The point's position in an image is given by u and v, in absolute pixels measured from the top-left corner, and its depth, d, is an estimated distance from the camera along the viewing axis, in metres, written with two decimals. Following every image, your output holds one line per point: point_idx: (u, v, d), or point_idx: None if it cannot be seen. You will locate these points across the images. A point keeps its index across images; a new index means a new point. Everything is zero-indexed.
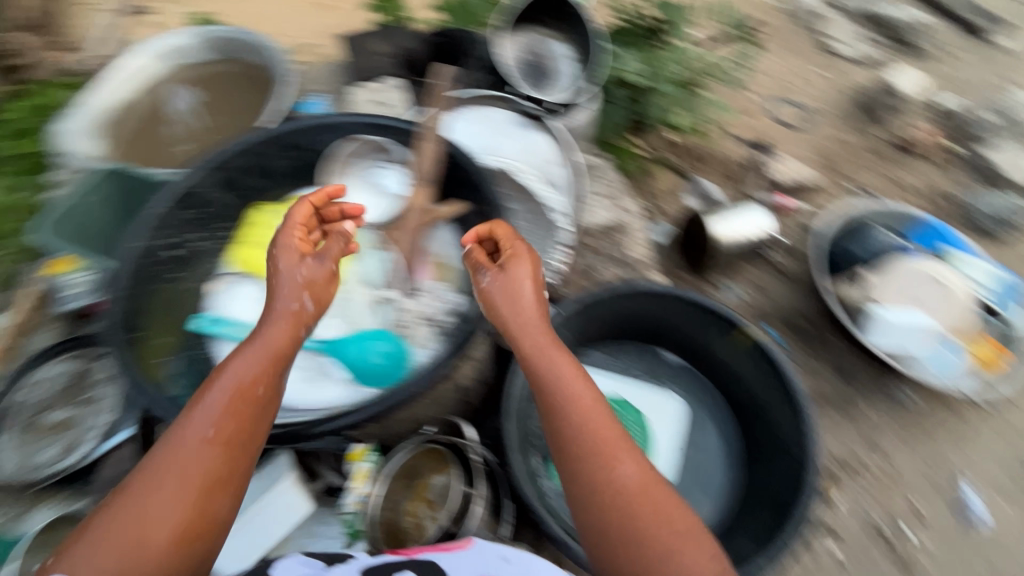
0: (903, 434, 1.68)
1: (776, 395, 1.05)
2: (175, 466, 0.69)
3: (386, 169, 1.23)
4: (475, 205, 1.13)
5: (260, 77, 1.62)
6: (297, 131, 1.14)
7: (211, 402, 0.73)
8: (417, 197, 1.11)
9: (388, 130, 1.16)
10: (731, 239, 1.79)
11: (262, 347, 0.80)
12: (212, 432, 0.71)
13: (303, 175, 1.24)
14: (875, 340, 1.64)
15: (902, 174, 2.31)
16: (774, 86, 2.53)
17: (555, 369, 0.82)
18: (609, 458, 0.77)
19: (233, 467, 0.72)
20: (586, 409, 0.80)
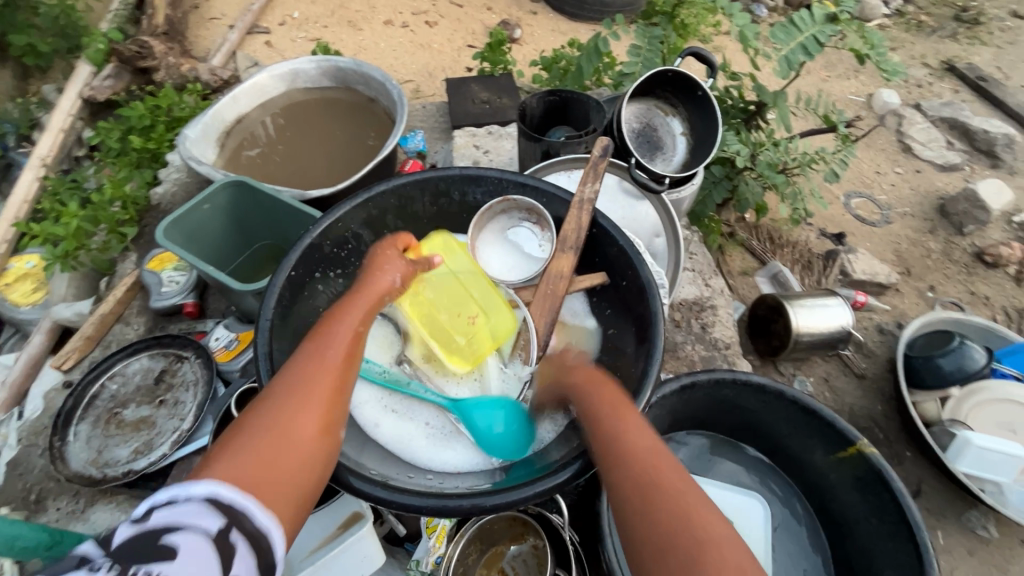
0: (976, 568, 1.58)
1: (887, 526, 0.93)
2: (276, 421, 0.57)
3: (528, 229, 0.99)
4: (615, 276, 0.90)
5: (373, 110, 1.67)
6: (451, 176, 0.95)
7: (317, 354, 0.64)
8: (559, 257, 0.89)
9: (543, 193, 0.95)
10: (811, 330, 1.72)
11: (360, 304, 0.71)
12: (317, 388, 0.61)
13: (444, 224, 1.03)
14: (958, 464, 1.55)
15: (984, 287, 2.23)
16: (853, 180, 2.54)
17: (622, 427, 0.64)
18: (682, 531, 0.52)
19: (336, 424, 0.61)
20: (652, 472, 0.58)
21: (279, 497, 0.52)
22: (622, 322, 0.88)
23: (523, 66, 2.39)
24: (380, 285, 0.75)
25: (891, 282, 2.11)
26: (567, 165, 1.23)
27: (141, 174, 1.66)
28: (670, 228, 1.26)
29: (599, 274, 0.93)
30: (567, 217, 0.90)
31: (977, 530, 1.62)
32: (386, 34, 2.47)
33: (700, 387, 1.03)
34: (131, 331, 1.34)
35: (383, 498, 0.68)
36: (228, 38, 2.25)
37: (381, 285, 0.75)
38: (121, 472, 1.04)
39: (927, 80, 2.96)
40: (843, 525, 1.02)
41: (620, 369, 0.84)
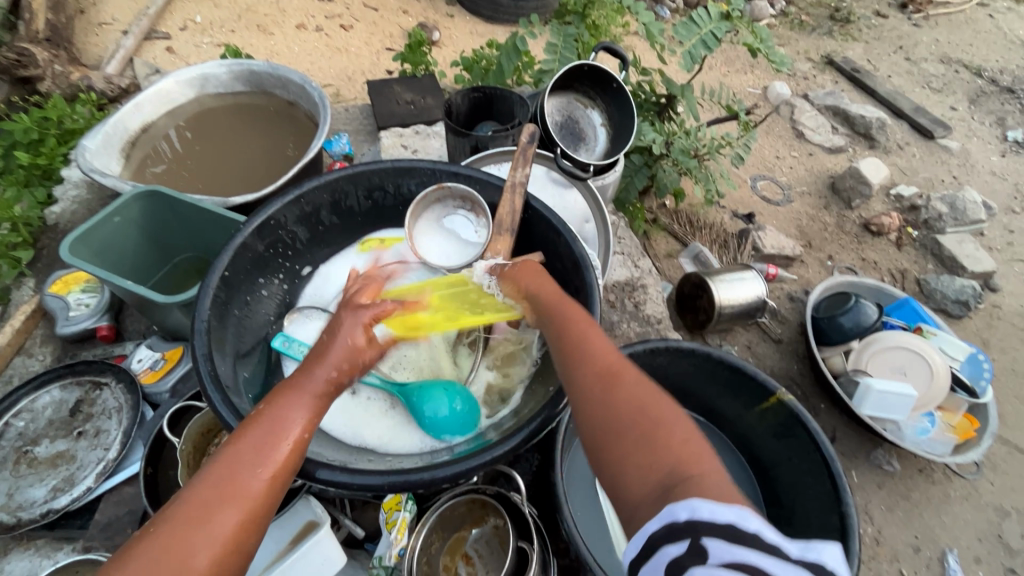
0: (885, 498, 1.78)
1: (808, 462, 1.03)
2: (174, 549, 0.51)
3: (464, 215, 1.01)
4: (550, 255, 0.95)
5: (292, 113, 1.63)
6: (384, 168, 0.95)
7: (236, 472, 0.57)
8: (496, 242, 0.92)
9: (475, 181, 0.98)
10: (731, 302, 1.87)
11: (300, 406, 0.64)
12: (228, 510, 0.55)
13: (381, 219, 1.03)
14: (865, 409, 1.74)
15: (873, 254, 2.51)
16: (756, 166, 2.77)
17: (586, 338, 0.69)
18: (644, 411, 0.59)
19: (243, 553, 0.55)
20: (616, 372, 0.64)
21: None
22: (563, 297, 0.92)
23: (444, 68, 2.41)
24: (322, 379, 0.67)
25: (796, 254, 2.32)
26: (497, 158, 1.26)
27: (32, 194, 1.51)
28: (598, 214, 1.33)
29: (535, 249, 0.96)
30: (501, 202, 0.93)
31: (883, 465, 1.83)
32: (299, 38, 2.40)
33: (637, 358, 1.10)
34: (36, 363, 1.23)
35: (344, 482, 0.67)
36: (122, 44, 2.09)
37: (325, 381, 0.67)
38: (39, 513, 0.96)
39: (811, 73, 3.28)
40: (770, 467, 1.13)
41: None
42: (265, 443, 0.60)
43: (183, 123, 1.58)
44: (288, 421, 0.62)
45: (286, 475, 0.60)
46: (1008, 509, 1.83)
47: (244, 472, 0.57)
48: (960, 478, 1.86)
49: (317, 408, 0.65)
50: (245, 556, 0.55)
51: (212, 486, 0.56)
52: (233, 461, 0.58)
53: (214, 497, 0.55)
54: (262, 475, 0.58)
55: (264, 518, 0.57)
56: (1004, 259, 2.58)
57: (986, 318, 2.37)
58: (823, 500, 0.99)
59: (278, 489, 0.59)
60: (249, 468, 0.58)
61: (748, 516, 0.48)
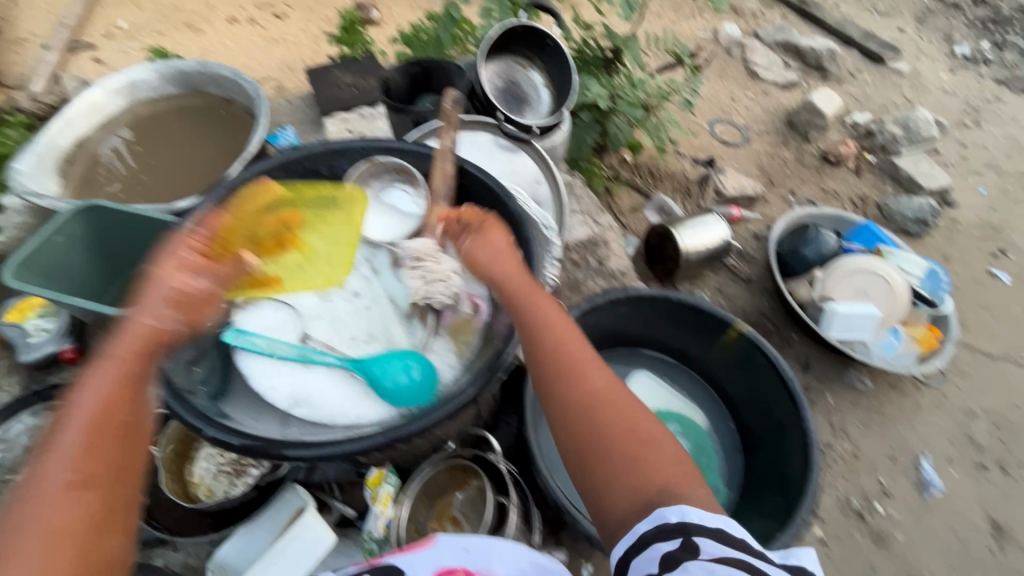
0: (861, 415, 1.86)
1: (769, 385, 1.07)
2: (11, 531, 0.55)
3: (400, 189, 1.02)
4: (488, 213, 0.97)
5: (230, 110, 1.58)
6: (317, 152, 0.96)
7: (45, 479, 0.57)
8: (434, 212, 0.94)
9: (409, 153, 1.00)
10: (696, 248, 1.90)
11: (104, 373, 0.64)
12: (57, 504, 0.57)
13: None
14: (831, 331, 1.82)
15: (834, 184, 2.56)
16: (713, 110, 2.76)
17: (541, 328, 0.80)
18: (585, 410, 0.75)
19: (101, 548, 0.59)
20: (572, 357, 0.79)
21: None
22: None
23: (386, 47, 2.35)
24: (130, 342, 0.66)
25: (758, 193, 2.35)
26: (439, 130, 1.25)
27: None
28: (549, 175, 1.33)
29: (473, 205, 0.98)
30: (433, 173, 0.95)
31: (857, 385, 1.91)
32: (233, 32, 2.32)
33: (599, 310, 1.12)
34: (4, 394, 1.22)
35: (319, 454, 0.73)
36: (46, 60, 2.01)
37: (127, 360, 0.65)
38: None
39: (760, 10, 3.26)
40: (739, 396, 1.17)
41: None
42: (72, 413, 0.61)
43: (118, 134, 1.53)
44: (81, 411, 0.61)
45: (110, 430, 0.62)
46: (976, 410, 1.94)
47: (51, 471, 0.58)
48: (928, 387, 1.95)
49: (131, 365, 0.65)
50: (109, 556, 0.59)
51: (33, 469, 0.58)
52: (46, 442, 0.59)
53: (33, 476, 0.57)
54: (63, 467, 0.58)
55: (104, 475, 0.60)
56: (961, 172, 2.64)
57: (946, 232, 2.44)
58: (787, 421, 1.04)
59: (100, 487, 0.60)
60: (55, 443, 0.59)
61: (697, 514, 0.65)
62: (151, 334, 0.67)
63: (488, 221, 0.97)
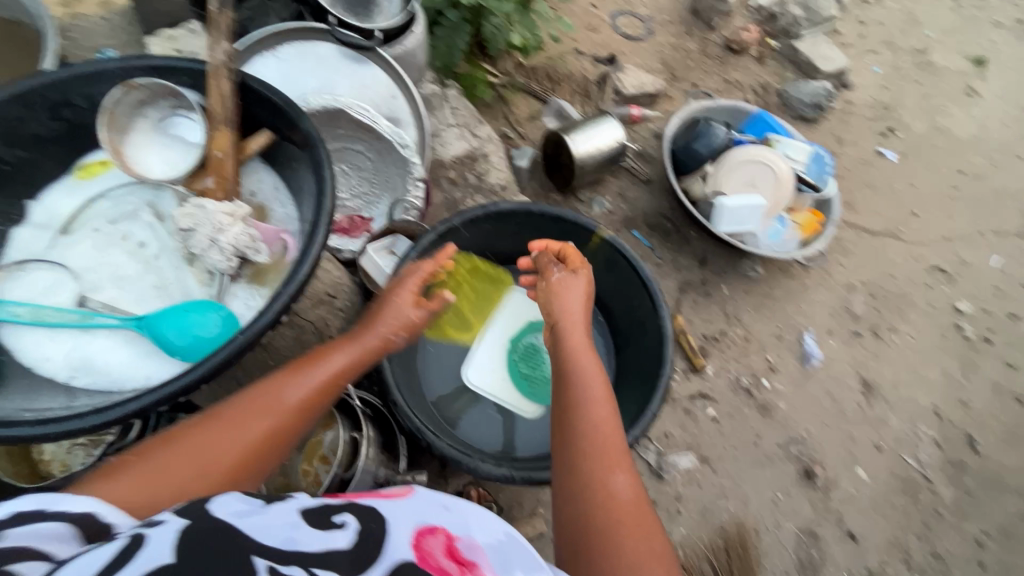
0: (752, 301, 1.97)
1: (629, 283, 1.10)
2: (201, 442, 0.66)
3: (184, 118, 1.00)
4: (281, 131, 0.95)
5: (17, 33, 1.32)
6: (58, 80, 0.86)
7: (258, 411, 0.72)
8: (217, 137, 0.91)
9: (176, 71, 0.93)
10: (589, 153, 1.85)
11: (344, 355, 0.84)
12: (232, 439, 0.68)
13: (88, 137, 0.96)
14: (720, 226, 1.84)
15: (736, 74, 2.51)
16: (614, 0, 2.59)
17: (582, 367, 0.88)
18: (594, 443, 0.79)
19: (242, 475, 0.68)
20: (593, 392, 0.85)
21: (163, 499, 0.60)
22: (298, 167, 0.95)
23: None
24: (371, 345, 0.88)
25: (657, 89, 2.28)
26: (262, 48, 1.12)
27: None
28: (404, 88, 1.22)
29: (265, 131, 0.97)
30: (210, 89, 0.89)
31: (749, 273, 2.00)
32: None
33: (456, 232, 1.12)
34: None
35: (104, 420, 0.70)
36: None
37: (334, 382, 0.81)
38: None
39: None
40: (609, 300, 1.19)
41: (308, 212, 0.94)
42: (277, 388, 0.75)
43: None
44: (288, 393, 0.76)
45: (294, 416, 0.74)
46: (856, 284, 2.09)
47: (272, 402, 0.74)
48: (814, 268, 2.07)
49: (330, 378, 0.81)
50: (244, 485, 0.67)
51: (254, 397, 0.73)
52: (271, 384, 0.75)
53: (254, 406, 0.72)
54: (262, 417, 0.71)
55: (257, 451, 0.70)
56: (859, 51, 2.64)
57: (842, 114, 2.47)
58: (647, 320, 1.08)
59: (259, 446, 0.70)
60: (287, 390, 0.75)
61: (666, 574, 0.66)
62: (344, 369, 0.83)
63: (280, 140, 0.96)
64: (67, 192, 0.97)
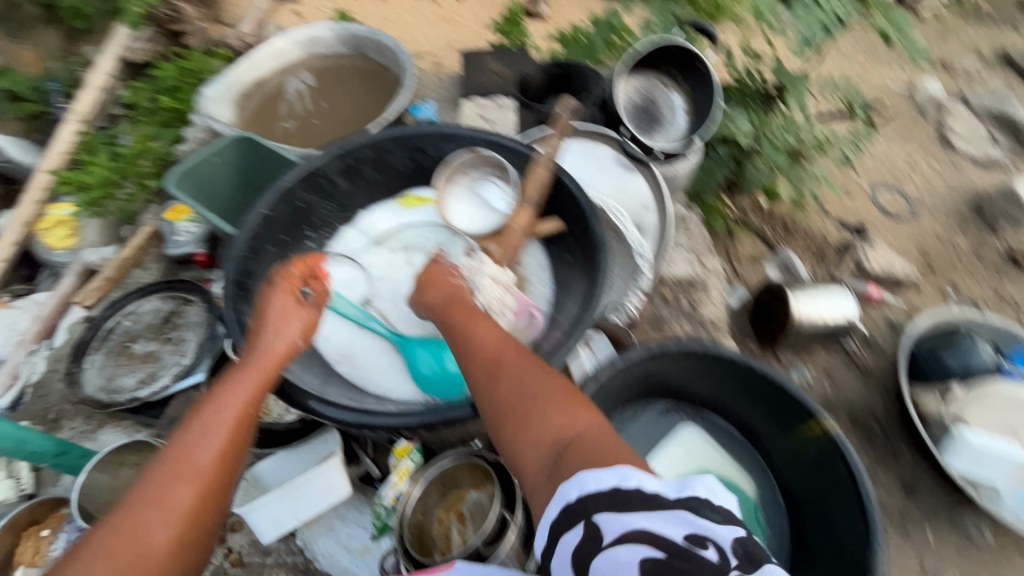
0: (963, 569, 1.55)
1: (842, 496, 0.94)
2: (133, 525, 0.61)
3: (497, 185, 1.03)
4: (571, 227, 0.98)
5: (382, 76, 1.71)
6: (426, 132, 1.00)
7: (185, 445, 0.68)
8: (520, 215, 0.94)
9: (511, 151, 1.00)
10: (810, 319, 1.70)
11: (244, 379, 0.74)
12: (167, 492, 0.63)
13: (422, 177, 1.08)
14: (950, 460, 1.54)
15: (1014, 290, 2.12)
16: (880, 173, 2.43)
17: (479, 343, 0.79)
18: (540, 405, 0.70)
19: (207, 497, 0.66)
20: (500, 365, 0.76)
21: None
22: (574, 264, 0.97)
23: (542, 42, 2.39)
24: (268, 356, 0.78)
25: (907, 277, 2.03)
26: (559, 135, 1.26)
27: (167, 133, 1.76)
28: (661, 204, 1.26)
29: (557, 221, 0.99)
30: (530, 173, 0.95)
31: (970, 532, 1.59)
32: (412, 6, 2.51)
33: (669, 356, 1.05)
34: (148, 276, 1.45)
35: (366, 423, 0.83)
36: (259, 6, 2.32)
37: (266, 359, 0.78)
38: (125, 399, 1.14)
39: (977, 71, 2.79)
40: (804, 500, 1.04)
41: (569, 310, 0.93)
42: (208, 423, 0.69)
43: (289, 78, 1.72)
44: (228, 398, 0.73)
45: (234, 445, 0.70)
46: None
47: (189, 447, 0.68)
48: None
49: (264, 380, 0.76)
50: (210, 501, 0.66)
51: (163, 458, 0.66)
52: (185, 435, 0.68)
53: (168, 466, 0.65)
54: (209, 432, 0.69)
55: (215, 492, 0.66)
56: None
57: None
58: (853, 547, 0.91)
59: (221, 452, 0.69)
60: (199, 447, 0.67)
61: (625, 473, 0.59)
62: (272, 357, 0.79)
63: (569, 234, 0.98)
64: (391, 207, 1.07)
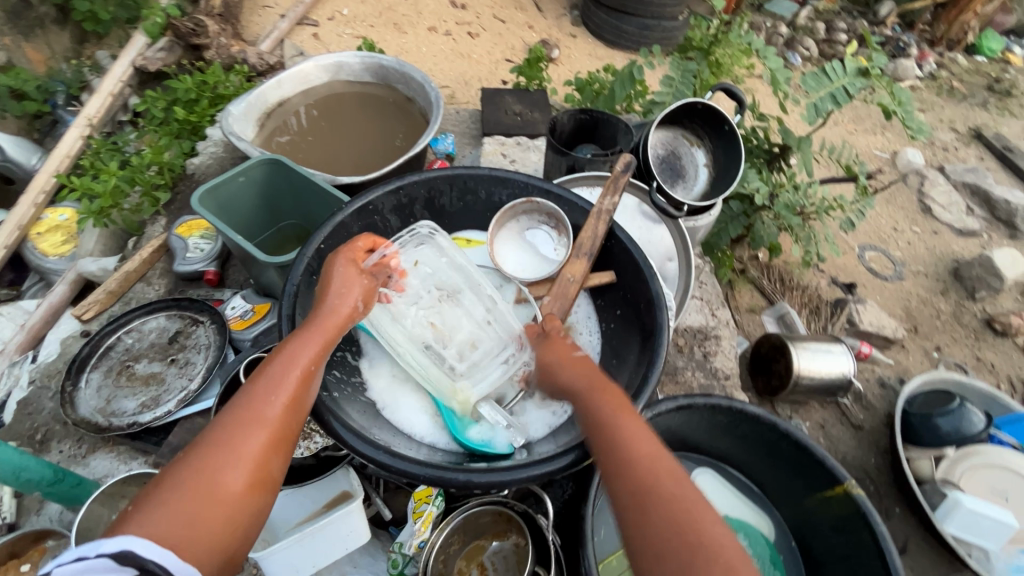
0: None
1: (867, 563, 0.94)
2: (202, 469, 0.57)
3: (546, 232, 1.02)
4: (623, 280, 0.96)
5: (407, 109, 1.74)
6: (480, 174, 1.00)
7: (257, 399, 0.63)
8: (573, 265, 0.92)
9: (565, 201, 1.00)
10: (812, 374, 1.72)
11: (310, 340, 0.70)
12: (240, 440, 0.60)
13: (469, 219, 1.07)
14: (948, 524, 1.54)
15: (993, 355, 2.20)
16: (868, 234, 2.54)
17: (621, 429, 0.66)
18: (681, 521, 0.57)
19: (270, 470, 0.61)
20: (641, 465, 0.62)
21: (205, 534, 0.54)
22: (626, 322, 0.94)
23: (557, 86, 2.46)
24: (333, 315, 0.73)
25: (897, 337, 2.10)
26: (591, 181, 1.27)
27: (180, 145, 1.73)
28: (683, 254, 1.29)
29: (609, 273, 0.97)
30: (585, 225, 0.95)
31: None
32: (428, 39, 2.56)
33: (696, 410, 1.05)
34: (151, 291, 1.39)
35: (386, 463, 0.71)
36: (278, 26, 2.33)
37: (337, 319, 0.74)
38: (127, 423, 1.07)
39: (953, 145, 2.97)
40: (823, 563, 1.04)
41: (624, 367, 0.89)
42: (279, 375, 0.66)
43: (313, 103, 1.73)
44: (299, 357, 0.68)
45: (302, 399, 0.66)
46: None
47: (258, 402, 0.63)
48: None
49: (330, 340, 0.72)
50: (274, 472, 0.62)
51: (230, 411, 0.62)
52: (254, 389, 0.64)
53: (236, 418, 0.62)
54: (279, 400, 0.64)
55: (284, 439, 0.64)
56: None
57: None
58: None
59: (293, 414, 0.65)
60: (266, 397, 0.64)
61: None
62: (346, 316, 0.75)
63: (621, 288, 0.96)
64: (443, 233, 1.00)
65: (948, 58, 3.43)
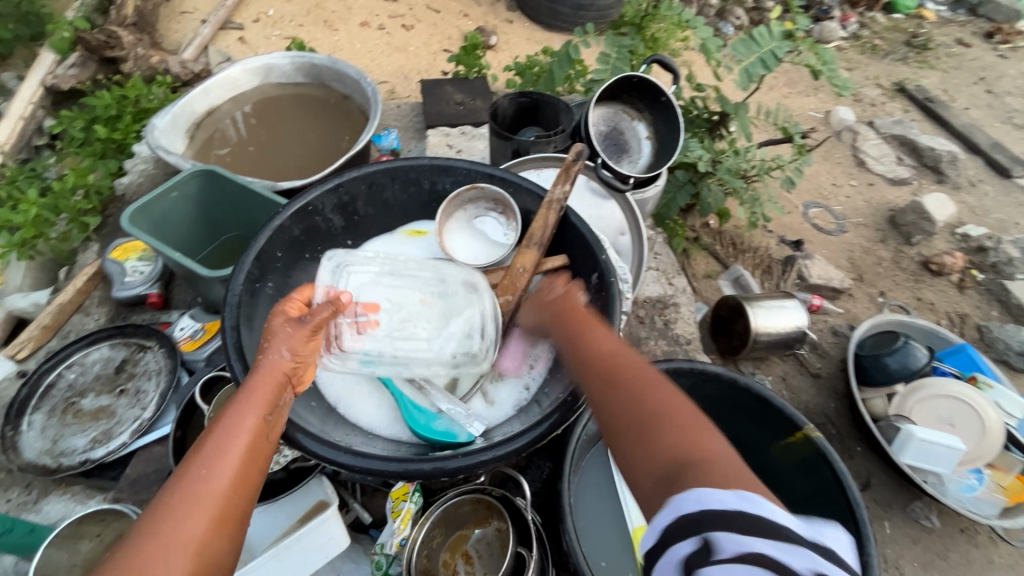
0: (920, 556, 1.63)
1: (829, 499, 0.99)
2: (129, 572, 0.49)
3: (495, 218, 1.03)
4: (577, 258, 0.96)
5: (344, 107, 1.69)
6: (422, 165, 0.98)
7: (192, 477, 0.55)
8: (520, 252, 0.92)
9: (508, 185, 0.99)
10: (768, 330, 1.79)
11: (253, 403, 0.62)
12: (178, 527, 0.52)
13: (416, 214, 1.05)
14: (903, 456, 1.63)
15: (932, 295, 2.33)
16: (810, 193, 2.64)
17: (589, 337, 0.73)
18: (650, 403, 0.62)
19: (214, 556, 0.53)
20: (617, 368, 0.68)
21: None
22: None
23: (498, 72, 2.44)
24: (275, 372, 0.65)
25: (844, 287, 2.19)
26: (537, 163, 1.26)
27: (106, 165, 1.63)
28: (635, 227, 1.30)
29: (562, 255, 0.98)
30: (536, 216, 0.93)
31: (920, 520, 1.69)
32: (362, 35, 2.49)
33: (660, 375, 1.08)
34: (91, 321, 1.32)
35: (348, 463, 0.70)
36: (200, 32, 2.22)
37: (278, 373, 0.65)
38: (78, 461, 1.02)
39: (880, 100, 3.12)
40: (790, 503, 1.09)
41: None
42: (218, 448, 0.57)
43: (246, 110, 1.67)
44: (241, 422, 0.60)
45: (246, 474, 0.58)
46: None
47: (196, 479, 0.55)
48: (1007, 544, 1.69)
49: (274, 404, 0.63)
50: (217, 557, 0.53)
51: (169, 495, 0.54)
52: (191, 464, 0.56)
53: (172, 504, 0.53)
54: (220, 477, 0.56)
55: (229, 520, 0.55)
56: None
57: None
58: None
59: (242, 488, 0.57)
60: (205, 473, 0.55)
61: (745, 494, 0.50)
62: (288, 368, 0.66)
63: (573, 269, 0.97)
64: (392, 246, 1.02)
65: (868, 18, 3.60)
